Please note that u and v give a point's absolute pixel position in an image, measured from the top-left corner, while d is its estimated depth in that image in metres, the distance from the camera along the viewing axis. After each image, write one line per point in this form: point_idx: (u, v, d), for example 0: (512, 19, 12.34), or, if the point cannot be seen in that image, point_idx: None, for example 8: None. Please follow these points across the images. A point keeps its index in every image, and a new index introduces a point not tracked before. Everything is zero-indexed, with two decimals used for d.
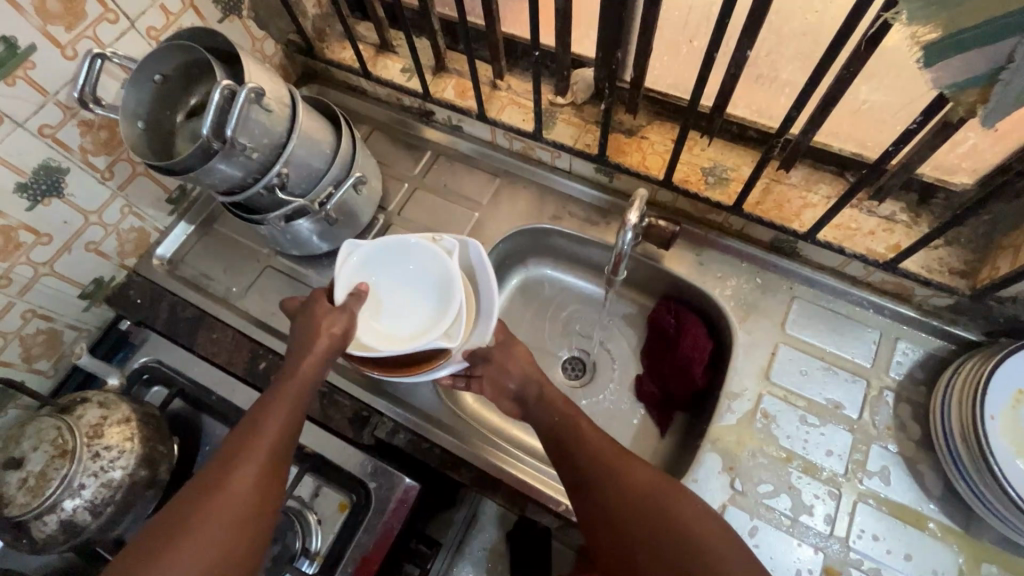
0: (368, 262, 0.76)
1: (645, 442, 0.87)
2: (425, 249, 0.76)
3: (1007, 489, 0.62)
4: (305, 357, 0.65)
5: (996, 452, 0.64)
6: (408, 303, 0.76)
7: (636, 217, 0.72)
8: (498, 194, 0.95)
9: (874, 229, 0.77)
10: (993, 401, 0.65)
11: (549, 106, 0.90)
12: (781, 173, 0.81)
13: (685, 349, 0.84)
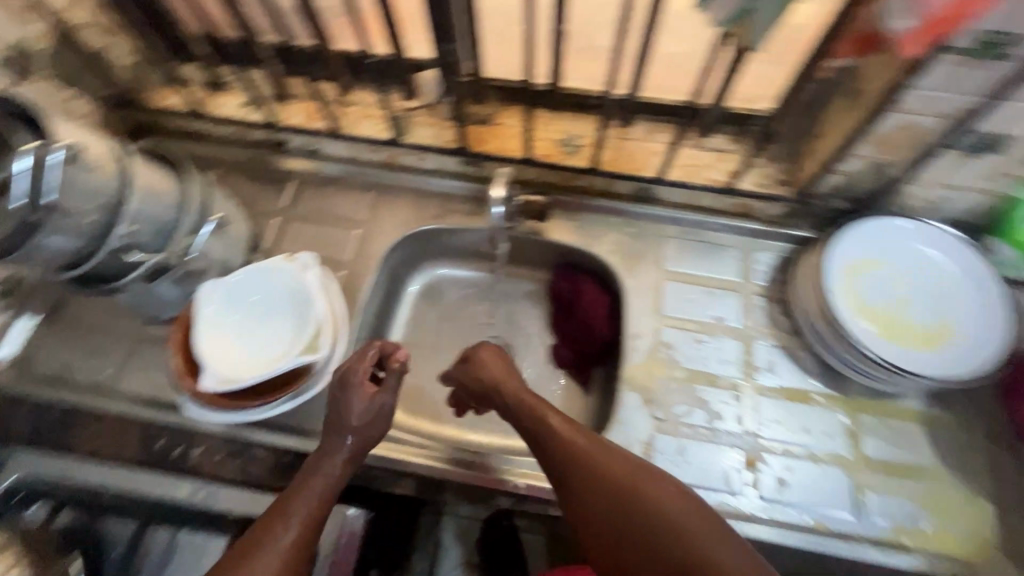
0: (225, 296, 0.74)
1: (573, 403, 0.92)
2: (282, 269, 0.75)
3: (857, 344, 0.74)
4: (342, 436, 0.66)
5: (842, 317, 0.76)
6: (271, 328, 0.74)
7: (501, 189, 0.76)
8: (375, 206, 0.94)
9: (711, 161, 0.87)
10: (830, 277, 0.78)
11: (403, 112, 0.92)
12: (625, 130, 0.89)
13: (586, 304, 0.90)
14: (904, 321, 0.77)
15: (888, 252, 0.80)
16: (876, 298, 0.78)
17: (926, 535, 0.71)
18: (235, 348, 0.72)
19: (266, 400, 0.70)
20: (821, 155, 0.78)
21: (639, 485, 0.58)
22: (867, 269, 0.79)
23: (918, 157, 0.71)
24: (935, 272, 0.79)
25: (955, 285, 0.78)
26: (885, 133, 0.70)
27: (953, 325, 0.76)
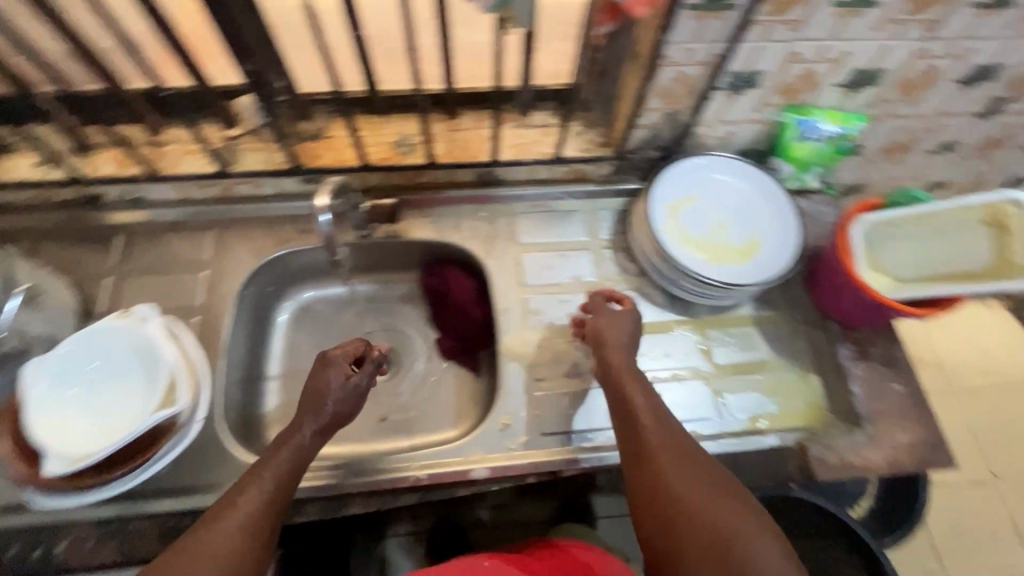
0: (57, 371, 0.67)
1: (466, 388, 0.95)
2: (118, 328, 0.69)
3: (683, 269, 0.84)
4: (304, 414, 0.69)
5: (671, 249, 0.86)
6: (120, 391, 0.69)
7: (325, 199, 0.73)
8: (220, 244, 0.90)
9: (538, 137, 0.94)
10: (655, 219, 0.88)
11: (226, 142, 0.89)
12: (453, 121, 0.93)
13: (458, 293, 0.94)
14: (723, 242, 0.89)
15: (702, 186, 0.91)
16: (698, 227, 0.89)
17: (776, 416, 0.82)
18: (81, 423, 0.66)
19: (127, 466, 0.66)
20: (624, 113, 0.87)
21: (683, 453, 0.63)
22: (689, 203, 0.90)
23: (697, 101, 0.83)
24: (743, 196, 0.91)
25: (759, 203, 0.91)
26: (664, 85, 0.80)
27: (760, 237, 0.89)
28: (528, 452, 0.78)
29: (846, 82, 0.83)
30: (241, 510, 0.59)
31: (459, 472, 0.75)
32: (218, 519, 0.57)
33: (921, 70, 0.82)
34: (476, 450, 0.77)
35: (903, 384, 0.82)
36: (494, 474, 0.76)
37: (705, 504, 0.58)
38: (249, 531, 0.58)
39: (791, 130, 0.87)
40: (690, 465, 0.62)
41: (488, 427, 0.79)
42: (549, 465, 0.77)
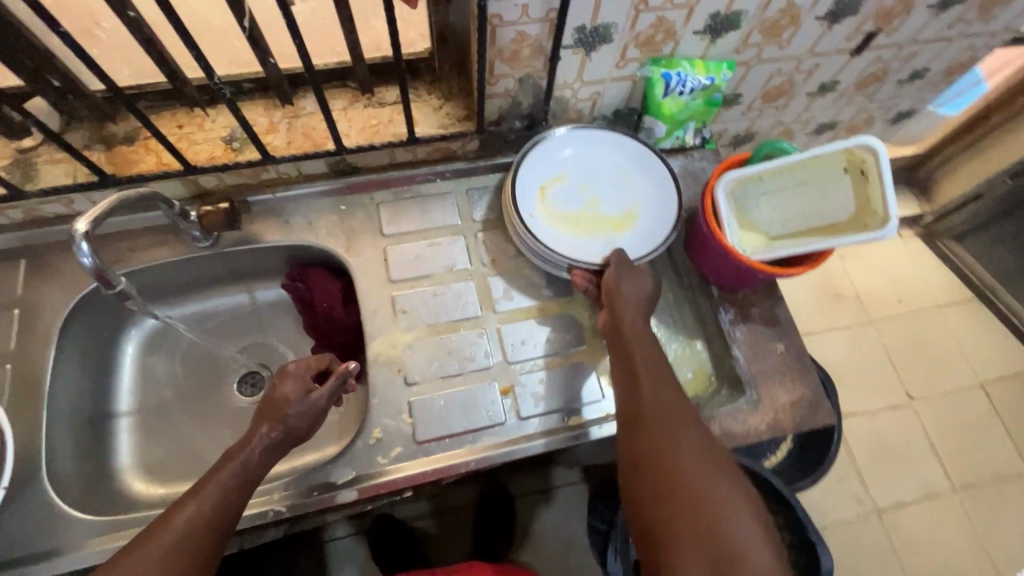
0: None
1: (348, 397, 0.88)
2: None
3: (552, 255, 0.78)
4: (262, 427, 0.63)
5: (539, 235, 0.80)
6: None
7: (86, 224, 0.59)
8: (33, 276, 0.78)
9: (391, 116, 0.85)
10: (522, 202, 0.82)
11: (19, 156, 0.77)
12: (294, 108, 0.83)
13: (325, 299, 0.86)
14: (599, 217, 0.84)
15: (575, 159, 0.85)
16: (572, 205, 0.84)
17: None
18: None
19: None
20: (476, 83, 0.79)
21: (676, 416, 0.64)
22: (563, 179, 0.85)
23: (548, 63, 0.75)
24: (621, 165, 0.86)
25: (639, 171, 0.86)
26: (506, 49, 0.72)
27: (637, 209, 0.84)
28: (401, 465, 0.73)
29: (704, 27, 0.76)
30: (190, 521, 0.55)
31: (324, 498, 0.70)
32: (161, 532, 0.53)
33: (781, 8, 0.76)
34: (343, 471, 0.72)
35: (784, 343, 0.80)
36: (363, 495, 0.71)
37: (688, 464, 0.60)
38: (195, 547, 0.54)
39: (658, 86, 0.81)
40: (689, 439, 0.62)
41: (355, 443, 0.73)
42: (423, 476, 0.72)
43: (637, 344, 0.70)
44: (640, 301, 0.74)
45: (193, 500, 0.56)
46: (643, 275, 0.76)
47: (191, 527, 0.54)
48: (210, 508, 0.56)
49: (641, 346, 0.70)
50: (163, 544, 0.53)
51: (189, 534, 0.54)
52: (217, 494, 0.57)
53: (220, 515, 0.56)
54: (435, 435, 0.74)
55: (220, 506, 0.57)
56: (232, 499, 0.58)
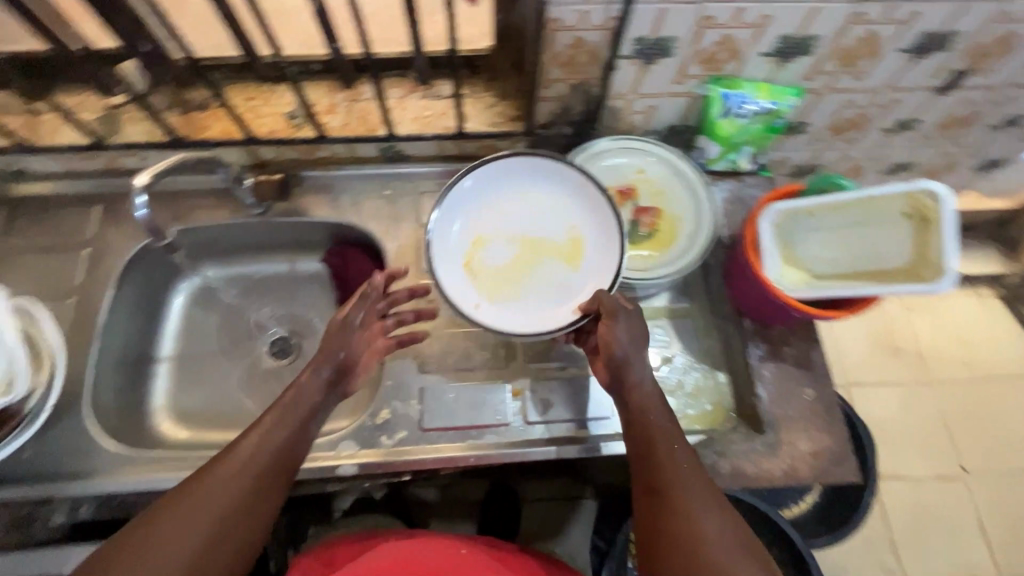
0: None
1: None
2: None
3: (510, 334, 0.70)
4: (316, 381, 0.66)
5: (497, 322, 0.72)
6: None
7: (146, 177, 0.66)
8: (105, 222, 0.85)
9: (444, 110, 0.87)
10: (463, 294, 0.74)
11: (106, 111, 0.84)
12: (354, 92, 0.86)
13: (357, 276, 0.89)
14: (511, 288, 0.75)
15: (494, 217, 0.78)
16: (502, 277, 0.76)
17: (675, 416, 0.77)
18: None
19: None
20: (530, 85, 0.79)
21: (695, 483, 0.59)
22: (484, 245, 0.77)
23: (603, 71, 0.75)
24: (522, 212, 0.78)
25: (548, 205, 0.78)
26: (562, 53, 0.72)
27: (581, 234, 0.77)
28: (402, 448, 0.74)
29: (773, 50, 0.73)
30: (255, 457, 0.58)
31: (326, 467, 0.72)
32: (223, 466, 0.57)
33: (860, 38, 0.72)
34: (347, 445, 0.74)
35: (814, 389, 0.75)
36: (363, 470, 0.73)
37: (712, 555, 0.55)
38: (261, 479, 0.58)
39: (716, 105, 0.79)
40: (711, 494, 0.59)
41: (364, 420, 0.75)
42: (422, 463, 0.73)
43: (654, 408, 0.64)
44: (644, 360, 0.67)
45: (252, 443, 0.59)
46: (639, 330, 0.68)
47: (254, 464, 0.58)
48: (272, 447, 0.60)
49: (659, 414, 0.64)
50: (226, 480, 0.56)
51: (259, 467, 0.58)
52: (280, 433, 0.61)
53: (277, 455, 0.60)
54: (441, 425, 0.75)
55: (275, 450, 0.60)
56: (292, 440, 0.61)
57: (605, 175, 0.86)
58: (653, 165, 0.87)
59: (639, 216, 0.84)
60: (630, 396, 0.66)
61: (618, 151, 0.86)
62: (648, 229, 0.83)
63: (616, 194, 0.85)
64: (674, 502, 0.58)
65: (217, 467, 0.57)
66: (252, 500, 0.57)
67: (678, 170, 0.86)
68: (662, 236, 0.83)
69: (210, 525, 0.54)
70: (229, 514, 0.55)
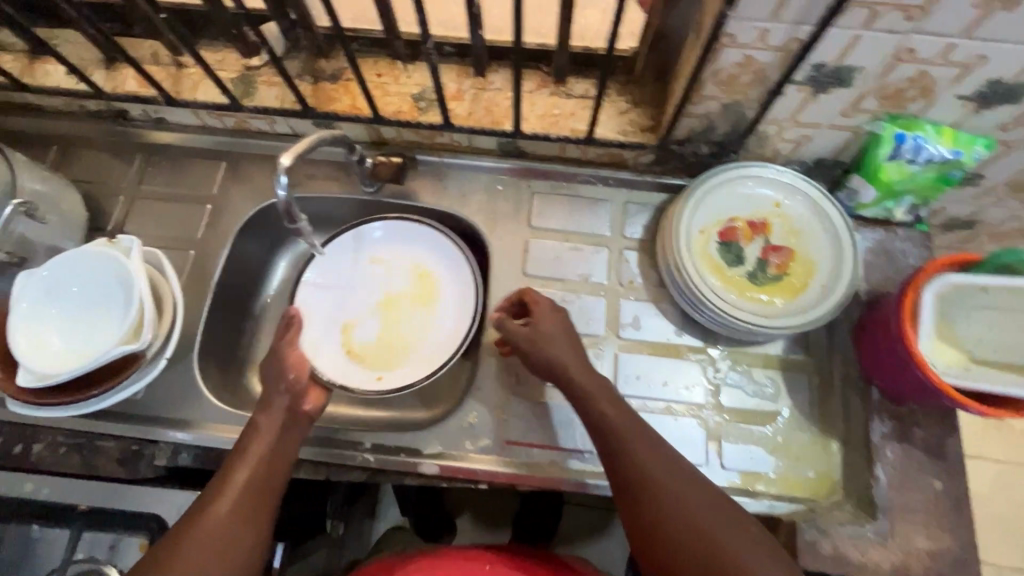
0: (42, 286, 0.69)
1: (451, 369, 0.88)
2: (97, 256, 0.69)
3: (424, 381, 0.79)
4: (278, 391, 0.68)
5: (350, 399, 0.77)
6: (95, 321, 0.69)
7: (290, 158, 0.63)
8: (228, 180, 0.88)
9: (573, 110, 0.82)
10: (364, 375, 0.83)
11: (244, 72, 0.85)
12: (483, 80, 0.83)
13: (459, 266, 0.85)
14: (403, 342, 0.85)
15: (326, 315, 0.86)
16: (378, 355, 0.84)
17: (773, 479, 0.71)
18: (51, 341, 0.68)
19: (91, 390, 0.66)
20: (676, 98, 0.73)
21: (669, 474, 0.59)
22: (352, 338, 0.86)
23: (765, 95, 0.67)
24: (365, 296, 0.88)
25: (378, 280, 0.88)
26: (725, 71, 0.65)
27: (421, 271, 0.88)
28: (484, 457, 0.73)
29: (974, 93, 0.63)
30: (240, 490, 0.61)
31: (410, 462, 0.72)
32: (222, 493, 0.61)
33: None
34: (430, 444, 0.74)
35: (942, 480, 0.69)
36: (443, 472, 0.73)
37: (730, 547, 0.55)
38: (249, 506, 0.61)
39: (885, 147, 0.69)
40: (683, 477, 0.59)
41: (449, 421, 0.75)
42: (503, 476, 0.72)
43: (594, 392, 0.65)
44: (572, 345, 0.69)
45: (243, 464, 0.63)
46: (563, 336, 0.69)
47: (237, 497, 0.61)
48: (256, 475, 0.63)
49: (599, 396, 0.65)
50: (216, 518, 0.59)
51: (242, 499, 0.61)
52: (263, 462, 0.64)
53: (271, 472, 0.64)
54: (526, 441, 0.74)
55: (267, 469, 0.64)
56: (277, 456, 0.65)
57: (737, 205, 0.79)
58: (791, 201, 0.79)
59: (767, 255, 0.76)
60: (567, 385, 0.66)
61: (753, 180, 0.79)
62: (776, 271, 0.76)
63: (746, 227, 0.78)
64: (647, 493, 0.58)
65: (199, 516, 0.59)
66: (245, 529, 0.59)
67: (820, 210, 0.77)
68: (793, 280, 0.75)
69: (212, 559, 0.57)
70: (231, 544, 0.58)
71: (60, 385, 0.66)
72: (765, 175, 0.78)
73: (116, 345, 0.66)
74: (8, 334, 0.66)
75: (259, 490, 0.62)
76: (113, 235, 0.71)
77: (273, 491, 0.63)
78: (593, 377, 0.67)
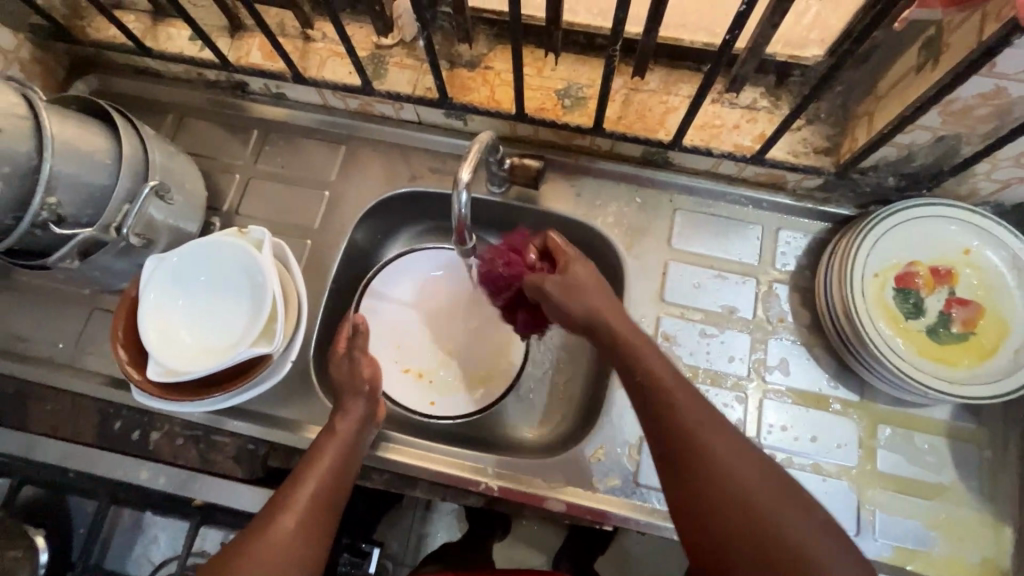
0: (171, 272, 0.65)
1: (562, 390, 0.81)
2: (228, 246, 0.65)
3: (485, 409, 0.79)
4: (351, 400, 0.64)
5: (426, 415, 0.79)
6: (222, 315, 0.66)
7: (469, 171, 0.59)
8: (347, 166, 0.82)
9: (738, 122, 0.73)
10: (419, 398, 0.80)
11: (375, 51, 0.78)
12: (637, 80, 0.75)
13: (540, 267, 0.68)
14: (470, 369, 0.82)
15: (395, 334, 0.83)
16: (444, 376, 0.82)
17: (931, 559, 0.65)
18: (179, 332, 0.65)
19: (218, 391, 0.63)
20: (877, 123, 0.63)
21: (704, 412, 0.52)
22: (414, 357, 0.82)
23: (999, 131, 0.57)
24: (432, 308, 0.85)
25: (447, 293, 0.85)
26: (961, 102, 0.55)
27: None
28: (612, 498, 0.68)
29: None
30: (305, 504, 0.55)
31: (536, 496, 0.68)
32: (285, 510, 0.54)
33: None
34: (555, 477, 0.69)
35: None
36: (569, 510, 0.68)
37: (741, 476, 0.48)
38: (314, 522, 0.54)
39: None
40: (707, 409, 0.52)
41: (575, 456, 0.69)
42: (634, 522, 0.67)
43: (628, 342, 0.57)
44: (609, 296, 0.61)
45: (310, 479, 0.57)
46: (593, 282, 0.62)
47: (307, 511, 0.54)
48: (326, 486, 0.57)
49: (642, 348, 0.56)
50: (280, 533, 0.52)
51: (307, 514, 0.54)
52: (331, 475, 0.58)
53: (335, 486, 0.58)
54: (658, 485, 0.68)
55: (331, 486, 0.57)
56: (343, 472, 0.59)
57: (919, 248, 0.69)
58: (983, 247, 0.69)
59: (951, 309, 0.68)
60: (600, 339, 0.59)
61: (940, 222, 0.69)
62: (961, 328, 0.67)
63: (928, 275, 0.69)
64: (700, 453, 0.49)
65: (261, 536, 0.51)
66: (309, 548, 0.53)
67: (1018, 262, 0.67)
68: (981, 341, 0.66)
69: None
70: (296, 565, 0.51)
71: (188, 382, 0.63)
72: (957, 216, 0.68)
73: (248, 346, 0.62)
74: (139, 322, 0.63)
75: (324, 507, 0.56)
76: (244, 224, 0.67)
77: (333, 509, 0.57)
78: (612, 304, 0.61)
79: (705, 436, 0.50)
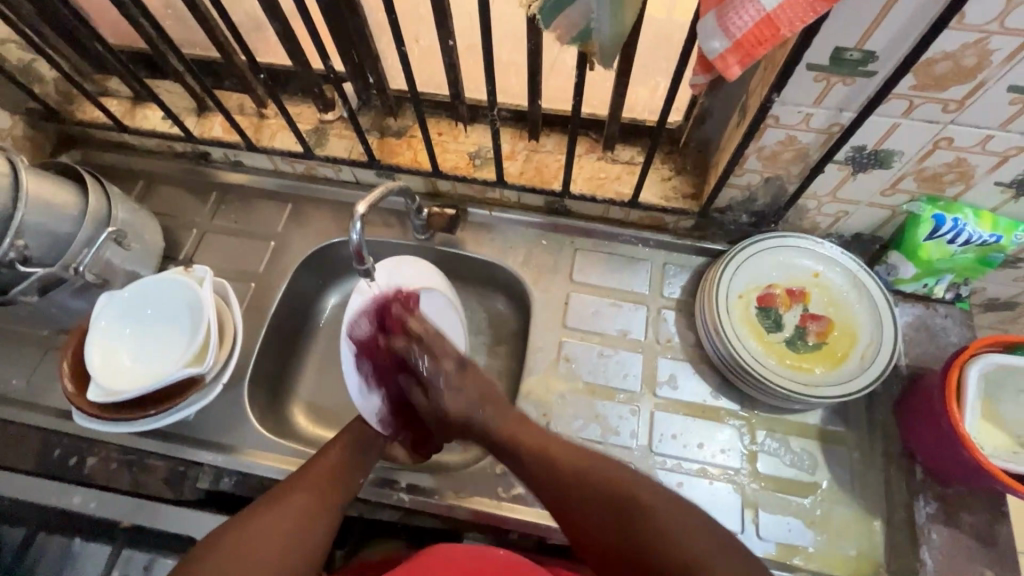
0: (119, 307, 0.74)
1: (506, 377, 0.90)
2: (173, 281, 0.75)
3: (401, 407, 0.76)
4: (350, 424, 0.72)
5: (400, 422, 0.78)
6: (163, 342, 0.74)
7: (364, 206, 0.69)
8: (293, 220, 0.94)
9: (619, 174, 0.87)
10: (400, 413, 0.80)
11: (318, 125, 0.93)
12: (536, 143, 0.90)
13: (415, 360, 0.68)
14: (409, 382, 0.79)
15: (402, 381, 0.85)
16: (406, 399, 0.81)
17: (811, 554, 0.70)
18: (121, 360, 0.73)
19: (152, 409, 0.70)
20: (719, 169, 0.77)
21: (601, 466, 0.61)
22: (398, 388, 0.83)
23: (807, 171, 0.71)
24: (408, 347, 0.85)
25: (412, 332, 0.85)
26: (768, 148, 0.69)
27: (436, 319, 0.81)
28: (516, 506, 0.73)
29: (1012, 180, 0.65)
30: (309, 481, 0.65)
31: (443, 505, 0.73)
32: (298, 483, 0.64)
33: None
34: (463, 488, 0.74)
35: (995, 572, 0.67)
36: (474, 517, 0.73)
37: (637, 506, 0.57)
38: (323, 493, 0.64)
39: (923, 226, 0.71)
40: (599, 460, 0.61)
41: (484, 468, 0.75)
42: (534, 526, 0.72)
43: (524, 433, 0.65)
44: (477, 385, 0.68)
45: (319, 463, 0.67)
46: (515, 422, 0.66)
47: (314, 485, 0.65)
48: (332, 465, 0.67)
49: (526, 435, 0.65)
50: (295, 503, 0.62)
51: (314, 485, 0.65)
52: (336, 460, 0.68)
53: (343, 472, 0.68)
54: None
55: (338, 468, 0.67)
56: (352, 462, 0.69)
57: (777, 272, 0.81)
58: (831, 270, 0.80)
59: (806, 323, 0.78)
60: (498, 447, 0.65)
61: (790, 251, 0.81)
62: (816, 339, 0.77)
63: (785, 295, 0.80)
64: (600, 482, 0.59)
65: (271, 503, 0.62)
66: (317, 519, 0.62)
67: (858, 281, 0.79)
68: (834, 349, 0.76)
69: (290, 539, 0.59)
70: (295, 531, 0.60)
71: (124, 402, 0.71)
72: (803, 245, 0.80)
73: (181, 367, 0.70)
74: (86, 350, 0.72)
75: (332, 479, 0.66)
76: (189, 264, 0.77)
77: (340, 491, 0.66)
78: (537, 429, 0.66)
79: (575, 464, 0.61)
